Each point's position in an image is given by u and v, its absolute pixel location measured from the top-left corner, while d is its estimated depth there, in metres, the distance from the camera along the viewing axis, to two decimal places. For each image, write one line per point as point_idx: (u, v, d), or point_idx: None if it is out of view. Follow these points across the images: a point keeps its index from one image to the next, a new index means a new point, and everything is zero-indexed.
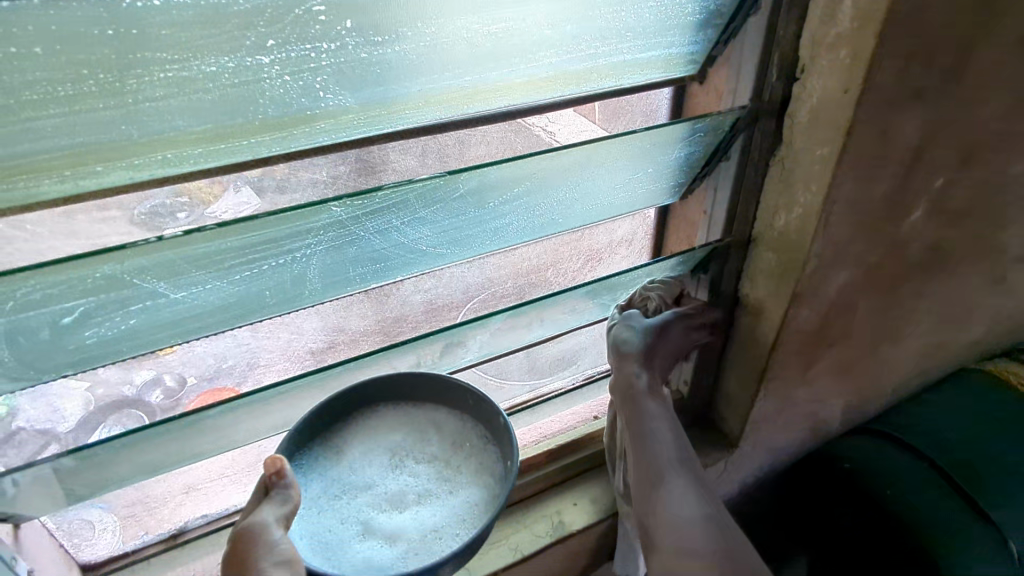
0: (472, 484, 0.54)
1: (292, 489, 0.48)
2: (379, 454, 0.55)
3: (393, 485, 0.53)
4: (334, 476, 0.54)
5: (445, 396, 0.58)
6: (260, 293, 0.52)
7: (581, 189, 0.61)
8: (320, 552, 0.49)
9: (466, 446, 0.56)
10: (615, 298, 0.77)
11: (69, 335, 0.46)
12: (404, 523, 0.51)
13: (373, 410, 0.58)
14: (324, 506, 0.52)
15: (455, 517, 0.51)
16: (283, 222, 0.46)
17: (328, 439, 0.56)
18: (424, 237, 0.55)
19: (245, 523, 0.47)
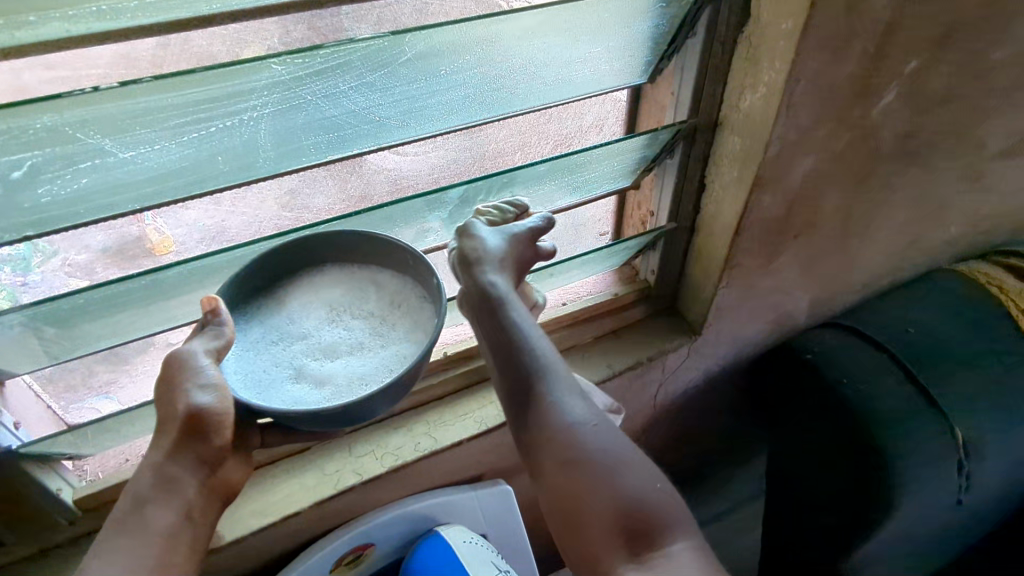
0: (402, 338, 0.56)
1: (224, 328, 0.54)
2: (318, 308, 0.58)
3: (326, 336, 0.56)
4: (274, 326, 0.57)
5: (384, 254, 0.60)
6: (212, 159, 0.52)
7: (538, 60, 0.60)
8: (251, 390, 0.54)
9: (403, 305, 0.58)
10: (578, 183, 0.76)
11: (22, 191, 0.47)
12: (334, 368, 0.54)
13: (319, 268, 0.61)
14: (266, 346, 0.56)
15: (381, 366, 0.54)
16: (222, 77, 0.46)
17: (272, 291, 0.59)
18: (376, 105, 0.55)
19: (183, 346, 0.55)
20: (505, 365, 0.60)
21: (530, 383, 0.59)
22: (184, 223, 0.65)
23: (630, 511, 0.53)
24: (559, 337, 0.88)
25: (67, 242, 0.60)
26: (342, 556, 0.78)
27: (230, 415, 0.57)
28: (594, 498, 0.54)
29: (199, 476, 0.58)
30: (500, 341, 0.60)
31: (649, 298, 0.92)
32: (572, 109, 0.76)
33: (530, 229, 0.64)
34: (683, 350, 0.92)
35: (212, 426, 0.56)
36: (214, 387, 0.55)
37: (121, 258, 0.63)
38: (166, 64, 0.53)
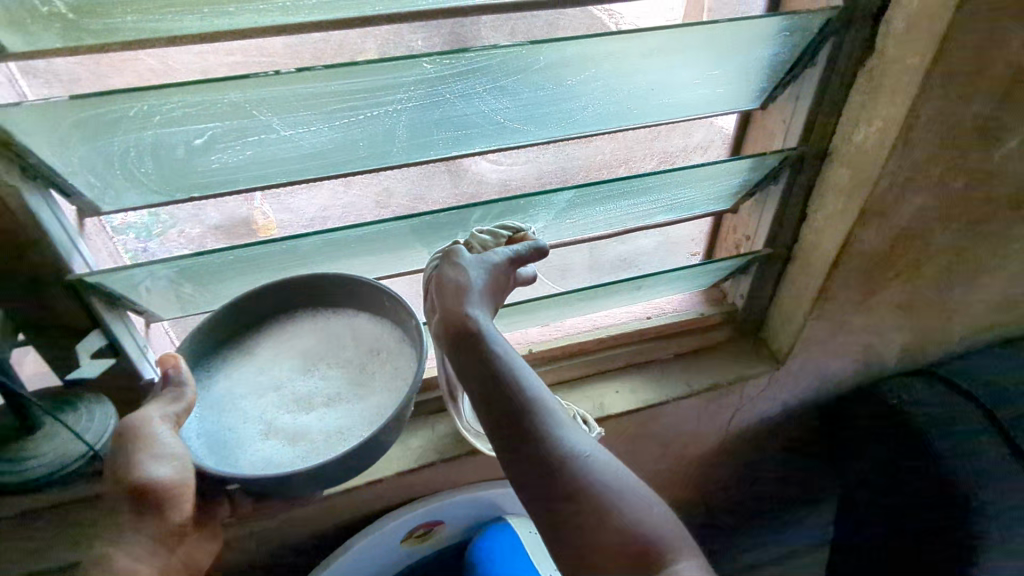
0: (378, 390, 0.56)
1: (185, 389, 0.53)
2: (291, 357, 0.59)
3: (300, 389, 0.57)
4: (242, 379, 0.58)
5: (361, 299, 0.61)
6: (354, 143, 0.58)
7: (658, 77, 0.64)
8: (216, 452, 0.53)
9: (381, 351, 0.59)
10: (677, 200, 0.79)
11: (199, 157, 0.54)
12: (308, 424, 0.55)
13: (291, 314, 0.62)
14: (228, 403, 0.56)
15: (356, 420, 0.54)
16: (378, 72, 0.51)
17: (245, 339, 0.60)
18: (503, 108, 0.60)
19: (137, 414, 0.54)
20: (505, 426, 0.49)
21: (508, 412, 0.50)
22: (287, 208, 0.69)
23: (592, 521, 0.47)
24: (639, 349, 0.90)
25: (184, 214, 0.67)
26: (413, 528, 0.82)
27: (187, 486, 0.56)
28: (595, 534, 0.46)
29: (157, 557, 0.59)
30: (472, 373, 0.51)
31: (736, 323, 0.92)
32: (678, 130, 0.79)
33: (530, 252, 0.57)
34: (763, 378, 0.92)
35: (168, 501, 0.56)
36: (172, 458, 0.54)
37: (232, 233, 0.69)
38: (325, 56, 0.60)
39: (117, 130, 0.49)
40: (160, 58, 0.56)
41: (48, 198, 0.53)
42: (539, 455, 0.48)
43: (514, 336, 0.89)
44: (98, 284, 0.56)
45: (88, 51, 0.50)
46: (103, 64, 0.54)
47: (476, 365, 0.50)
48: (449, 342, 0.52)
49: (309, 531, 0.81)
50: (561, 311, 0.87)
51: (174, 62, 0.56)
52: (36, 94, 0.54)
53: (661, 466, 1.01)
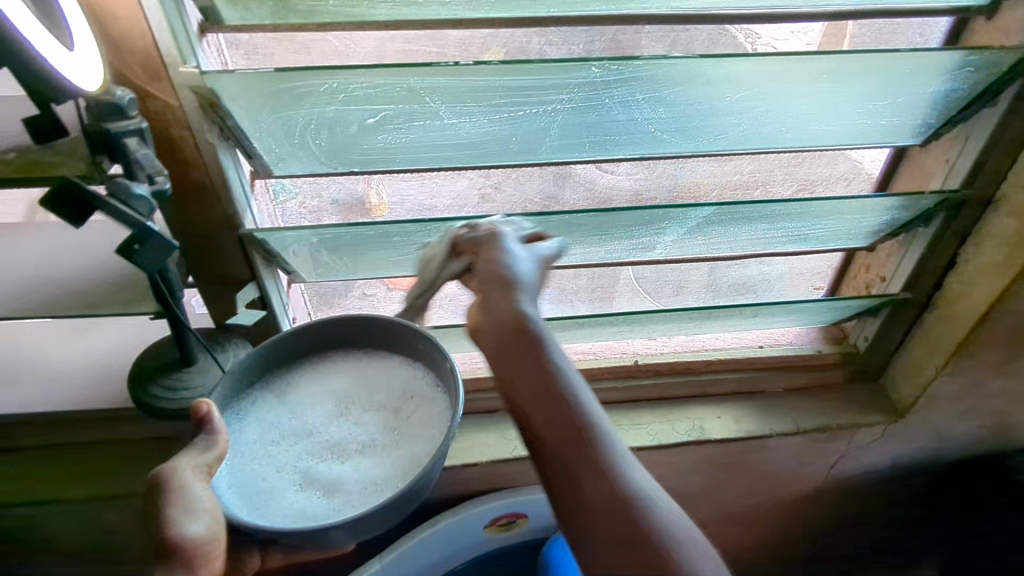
0: (413, 439, 0.53)
1: (218, 435, 0.50)
2: (321, 399, 0.57)
3: (331, 436, 0.55)
4: (271, 422, 0.56)
5: (395, 341, 0.58)
6: (508, 137, 0.60)
7: (820, 102, 0.62)
8: (247, 505, 0.51)
9: (414, 396, 0.56)
10: (818, 230, 0.75)
11: (368, 134, 0.58)
12: (343, 472, 0.52)
13: (325, 356, 0.60)
14: (251, 451, 0.54)
15: (390, 471, 0.52)
16: (549, 71, 0.53)
17: (280, 377, 0.58)
18: (657, 118, 0.60)
19: (165, 466, 0.49)
20: (562, 455, 0.40)
21: (586, 469, 0.40)
22: (402, 193, 0.71)
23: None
24: (748, 378, 0.87)
25: (307, 188, 0.70)
26: (497, 517, 0.84)
27: (220, 546, 0.50)
28: None
29: None
30: (566, 431, 0.40)
31: (857, 366, 0.88)
32: (824, 158, 0.76)
33: (548, 254, 0.49)
34: (878, 428, 0.87)
35: (196, 564, 0.49)
36: (207, 515, 0.48)
37: (347, 209, 0.71)
38: (490, 51, 0.62)
39: (306, 102, 0.53)
40: (344, 41, 0.60)
41: (234, 158, 0.58)
42: (600, 497, 0.40)
43: (619, 346, 0.89)
44: (262, 240, 0.62)
45: (290, 28, 0.54)
46: (294, 43, 0.59)
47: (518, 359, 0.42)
48: (416, 300, 0.53)
49: None
50: (671, 328, 0.86)
51: (355, 45, 0.60)
52: (234, 63, 0.60)
53: (749, 502, 0.97)
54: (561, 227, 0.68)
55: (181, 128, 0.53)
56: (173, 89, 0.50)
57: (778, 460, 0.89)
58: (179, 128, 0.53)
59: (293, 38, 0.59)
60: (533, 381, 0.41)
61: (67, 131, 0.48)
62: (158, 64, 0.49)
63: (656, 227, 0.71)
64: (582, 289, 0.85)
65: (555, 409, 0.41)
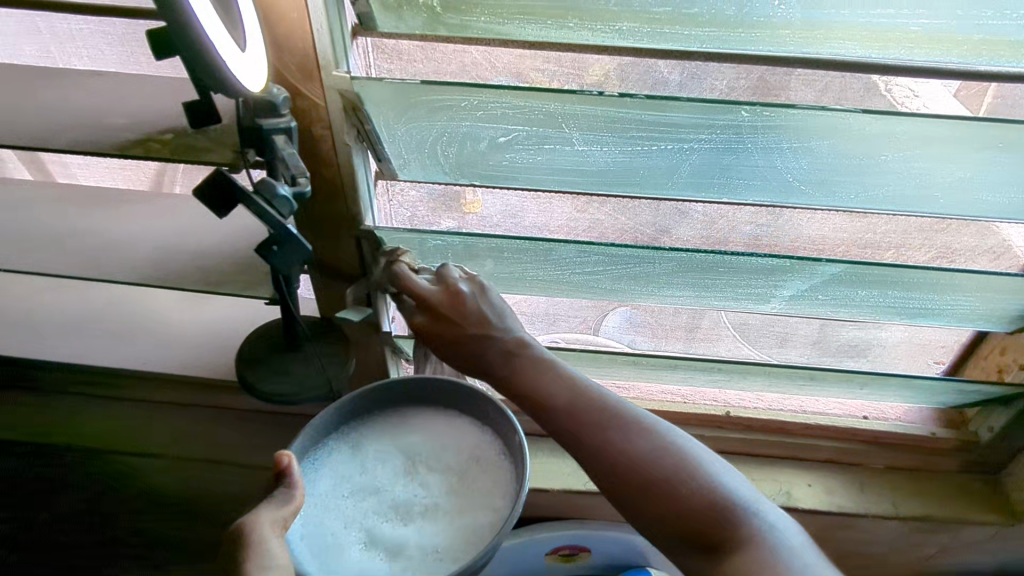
0: (472, 510, 0.59)
1: (295, 490, 0.52)
2: (391, 454, 0.63)
3: (400, 494, 0.60)
4: (343, 475, 0.62)
5: (473, 407, 0.64)
6: (635, 170, 0.58)
7: (989, 170, 0.56)
8: (320, 559, 0.57)
9: (481, 460, 0.62)
10: (955, 305, 0.69)
11: (496, 152, 0.58)
12: (407, 535, 0.58)
13: (401, 410, 0.65)
14: (322, 505, 0.60)
15: (451, 540, 0.57)
16: (693, 110, 0.51)
17: (354, 430, 0.64)
18: (799, 169, 0.57)
19: (244, 517, 0.50)
20: (561, 413, 0.52)
21: (582, 420, 0.51)
22: (495, 198, 0.69)
23: (704, 520, 0.47)
24: (846, 449, 0.81)
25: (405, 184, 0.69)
26: (559, 548, 0.82)
27: None
28: (663, 501, 0.48)
29: None
30: (560, 397, 0.52)
31: (972, 455, 0.80)
32: (973, 226, 0.70)
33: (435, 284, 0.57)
34: (988, 528, 0.79)
35: None
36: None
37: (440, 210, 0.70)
38: (629, 79, 0.60)
39: (443, 115, 0.54)
40: (485, 55, 0.60)
41: (365, 159, 0.60)
42: (596, 438, 0.50)
43: (711, 392, 0.85)
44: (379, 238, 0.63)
45: (436, 40, 0.55)
46: (436, 51, 0.59)
47: (515, 378, 0.54)
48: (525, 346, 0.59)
49: None
50: (769, 383, 0.81)
51: (493, 59, 0.60)
52: (377, 65, 0.61)
53: None
54: (674, 265, 0.65)
55: (322, 126, 0.55)
56: (322, 89, 0.52)
57: (866, 540, 0.83)
58: (319, 126, 0.55)
59: (436, 48, 0.60)
60: (531, 386, 0.53)
61: (219, 119, 0.50)
62: (313, 64, 0.50)
63: (775, 281, 0.67)
64: (678, 326, 0.81)
65: (560, 409, 0.52)
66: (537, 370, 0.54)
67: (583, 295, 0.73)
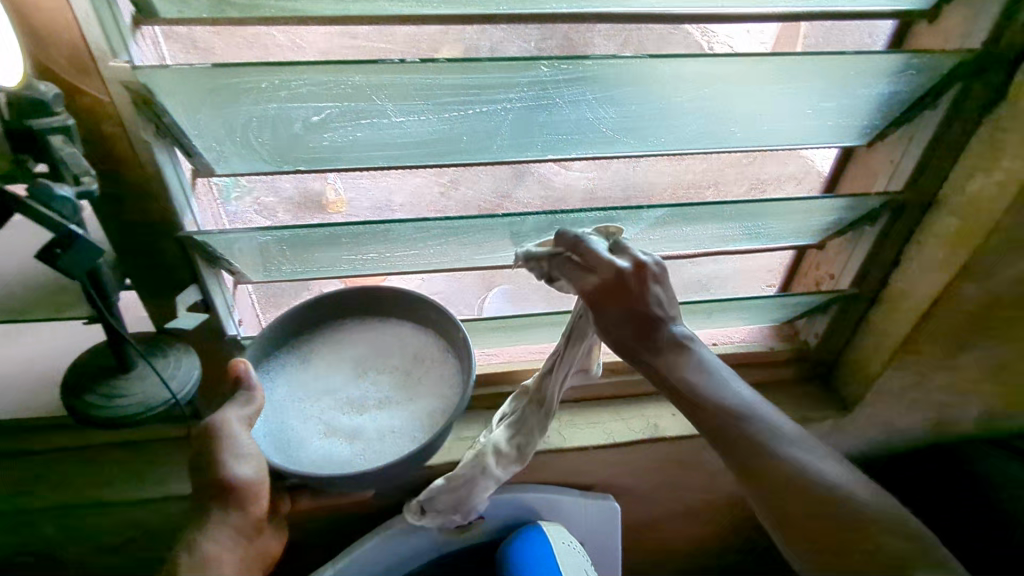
0: (424, 398, 0.66)
1: (255, 392, 0.60)
2: (343, 363, 0.69)
3: (355, 394, 0.66)
4: (301, 381, 0.67)
5: (415, 313, 0.70)
6: (459, 136, 0.59)
7: (773, 103, 0.62)
8: (282, 450, 0.62)
9: (426, 359, 0.69)
10: (769, 228, 0.76)
11: (313, 133, 0.56)
12: (365, 425, 0.64)
13: (343, 324, 0.71)
14: (281, 406, 0.65)
15: (407, 423, 0.64)
16: (495, 69, 0.53)
17: (305, 346, 0.69)
18: (608, 119, 0.60)
19: (214, 418, 0.59)
20: (703, 407, 0.57)
21: (726, 415, 0.56)
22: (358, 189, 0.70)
23: (829, 530, 0.53)
24: None
25: (261, 185, 0.68)
26: (451, 521, 0.83)
27: (264, 484, 0.61)
28: (800, 510, 0.54)
29: None
30: (709, 394, 0.57)
31: (805, 362, 0.90)
32: (775, 157, 0.77)
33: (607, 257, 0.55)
34: (828, 424, 0.89)
35: (248, 500, 0.60)
36: (253, 462, 0.59)
37: (303, 208, 0.70)
38: (441, 48, 0.61)
39: (246, 99, 0.52)
40: (289, 36, 0.58)
41: (173, 156, 0.56)
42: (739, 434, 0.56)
43: None
44: (203, 244, 0.60)
45: (227, 22, 0.52)
46: (237, 36, 0.57)
47: (666, 376, 0.57)
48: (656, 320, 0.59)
49: (354, 506, 0.84)
50: None
51: (298, 39, 0.58)
52: (173, 57, 0.57)
53: (706, 498, 0.98)
54: (513, 228, 0.68)
55: (114, 123, 0.51)
56: (104, 85, 0.49)
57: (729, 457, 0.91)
58: (110, 124, 0.51)
59: (235, 33, 0.57)
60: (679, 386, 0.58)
61: None
62: (86, 58, 0.47)
63: None
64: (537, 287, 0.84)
65: (713, 405, 0.57)
66: (683, 366, 0.58)
67: (436, 268, 0.74)
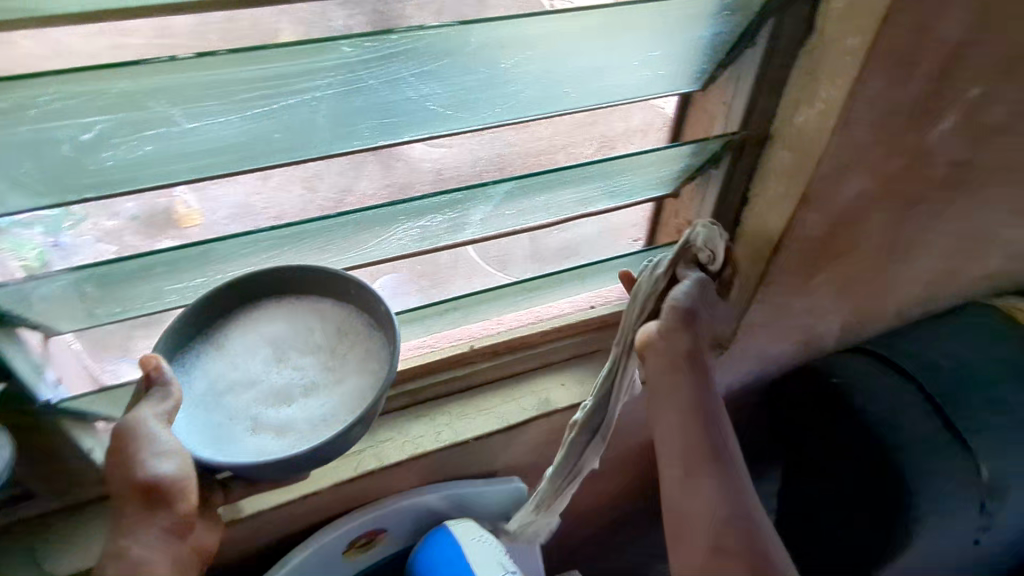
0: (355, 374, 0.59)
1: (172, 384, 0.54)
2: (262, 347, 0.60)
3: (279, 380, 0.59)
4: (217, 373, 0.58)
5: (331, 283, 0.62)
6: (270, 134, 0.53)
7: (601, 58, 0.60)
8: (207, 447, 0.54)
9: (351, 334, 0.62)
10: (624, 185, 0.76)
11: (90, 155, 0.48)
12: (295, 413, 0.57)
13: (255, 303, 0.62)
14: (198, 402, 0.57)
15: (339, 406, 0.57)
16: (289, 56, 0.47)
17: (213, 333, 0.60)
18: (434, 95, 0.56)
19: (127, 416, 0.53)
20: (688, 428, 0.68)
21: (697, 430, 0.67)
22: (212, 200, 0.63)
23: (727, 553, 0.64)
24: (585, 340, 0.88)
25: (97, 207, 0.59)
26: (353, 539, 0.79)
27: (193, 482, 0.56)
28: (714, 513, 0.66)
29: None
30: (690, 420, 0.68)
31: None
32: (619, 112, 0.76)
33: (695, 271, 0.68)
34: (709, 363, 0.92)
35: (177, 497, 0.55)
36: (175, 455, 0.54)
37: (150, 228, 0.62)
38: (232, 37, 0.54)
39: None
40: (39, 42, 0.49)
41: None
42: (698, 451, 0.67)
43: (457, 332, 0.86)
44: None
45: None
46: None
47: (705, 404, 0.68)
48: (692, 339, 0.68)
49: (244, 549, 0.77)
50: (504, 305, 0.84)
51: (50, 45, 0.49)
52: None
53: (612, 455, 1.00)
54: (356, 226, 0.64)
55: None
56: None
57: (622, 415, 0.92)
58: None
59: None
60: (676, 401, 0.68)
61: None
62: None
63: (455, 210, 0.69)
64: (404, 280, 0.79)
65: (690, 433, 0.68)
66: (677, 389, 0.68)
67: None
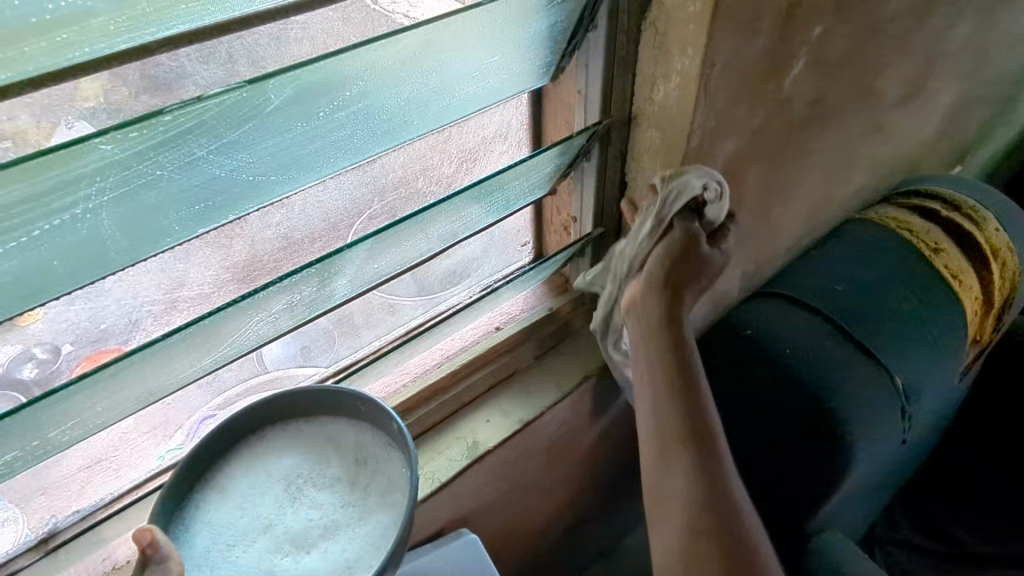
0: (379, 503, 0.53)
1: (170, 562, 0.45)
2: (272, 486, 0.55)
3: (295, 522, 0.52)
4: (223, 522, 0.52)
5: (339, 406, 0.58)
6: (45, 264, 0.41)
7: (434, 79, 0.52)
8: None
9: (370, 457, 0.56)
10: (502, 200, 0.69)
11: None
12: (312, 562, 0.50)
13: (257, 435, 0.58)
14: (204, 560, 0.50)
15: (365, 548, 0.50)
16: (30, 174, 0.37)
17: (213, 475, 0.55)
18: (248, 164, 0.46)
19: None
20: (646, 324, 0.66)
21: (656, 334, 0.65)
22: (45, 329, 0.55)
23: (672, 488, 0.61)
24: (498, 365, 0.82)
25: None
26: None
27: None
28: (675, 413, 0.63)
29: None
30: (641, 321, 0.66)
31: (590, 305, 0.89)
32: (471, 123, 0.68)
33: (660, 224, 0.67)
34: None
35: None
36: None
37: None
38: None
39: None
40: None
41: None
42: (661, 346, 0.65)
43: None
44: None
45: None
46: None
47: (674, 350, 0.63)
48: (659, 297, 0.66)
49: None
50: (403, 356, 0.76)
51: None
52: None
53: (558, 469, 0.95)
54: (211, 328, 0.54)
55: None
56: None
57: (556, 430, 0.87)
58: None
59: None
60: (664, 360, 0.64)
61: None
62: None
63: (322, 278, 0.59)
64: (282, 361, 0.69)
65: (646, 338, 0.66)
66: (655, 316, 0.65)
67: (136, 410, 0.56)
